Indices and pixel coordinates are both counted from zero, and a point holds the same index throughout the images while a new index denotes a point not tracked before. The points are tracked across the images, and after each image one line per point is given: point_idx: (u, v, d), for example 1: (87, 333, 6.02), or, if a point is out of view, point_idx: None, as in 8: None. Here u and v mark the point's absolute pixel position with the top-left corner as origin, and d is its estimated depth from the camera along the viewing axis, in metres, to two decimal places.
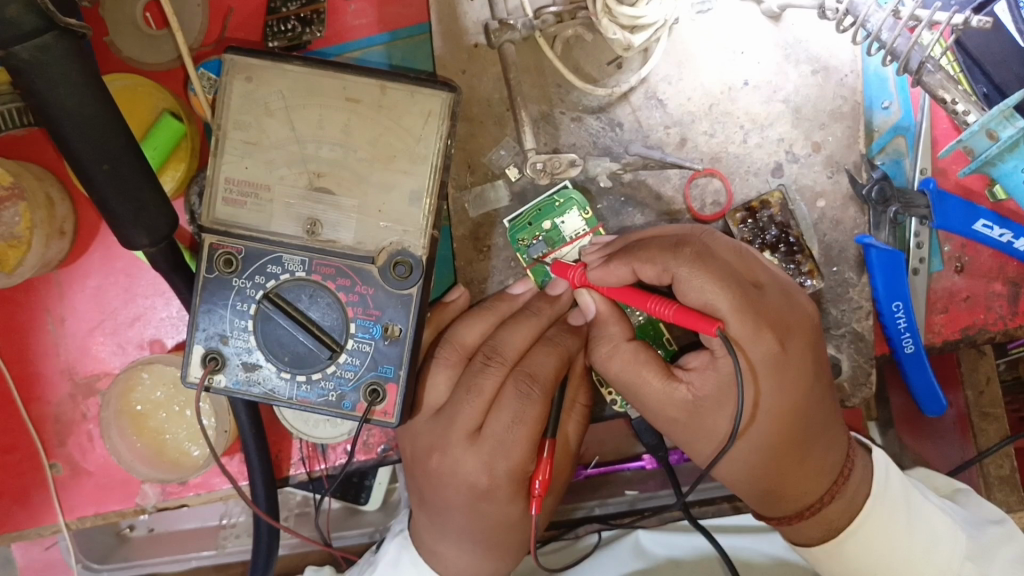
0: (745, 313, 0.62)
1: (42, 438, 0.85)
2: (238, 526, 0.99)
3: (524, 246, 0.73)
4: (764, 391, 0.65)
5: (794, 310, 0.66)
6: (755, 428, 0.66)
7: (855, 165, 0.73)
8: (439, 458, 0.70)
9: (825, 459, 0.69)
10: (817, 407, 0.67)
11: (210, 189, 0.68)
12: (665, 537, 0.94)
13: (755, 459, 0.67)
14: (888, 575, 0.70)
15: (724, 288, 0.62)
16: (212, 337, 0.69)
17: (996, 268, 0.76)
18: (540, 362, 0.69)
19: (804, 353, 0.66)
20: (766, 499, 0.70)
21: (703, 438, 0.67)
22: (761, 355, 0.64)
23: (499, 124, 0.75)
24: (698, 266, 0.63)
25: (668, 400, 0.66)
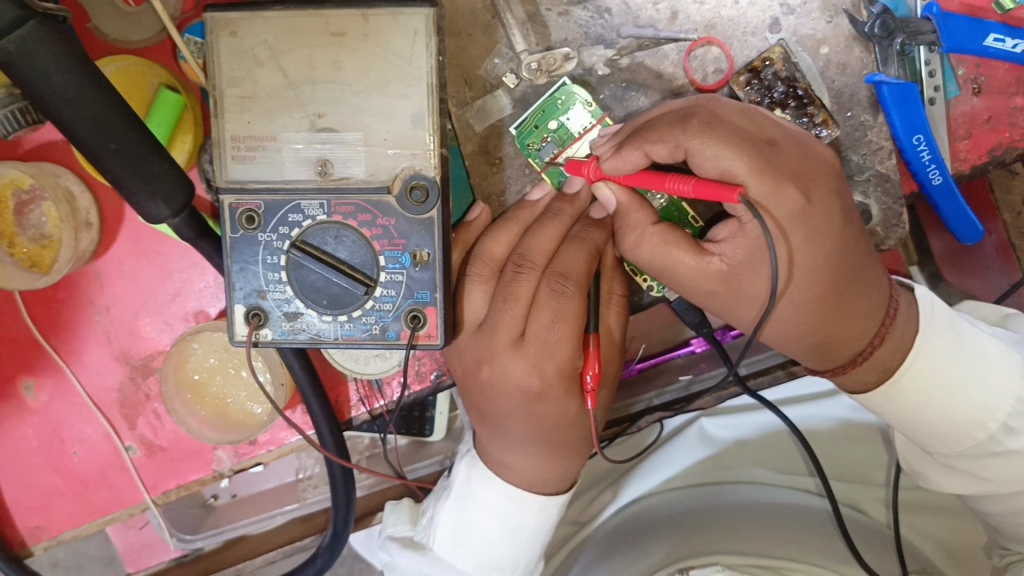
0: (762, 171, 0.62)
1: (114, 423, 0.89)
2: (314, 477, 1.03)
3: (535, 150, 0.73)
4: (797, 246, 0.65)
5: (812, 159, 0.65)
6: (795, 286, 0.66)
7: (853, 4, 0.72)
8: (489, 369, 0.72)
9: (869, 303, 0.68)
10: (854, 252, 0.67)
11: (218, 150, 0.69)
12: (729, 420, 0.97)
13: (803, 315, 0.68)
14: (949, 405, 0.70)
15: (739, 152, 0.62)
16: (251, 295, 0.71)
17: (1013, 82, 0.74)
18: (571, 258, 0.69)
19: (829, 199, 0.65)
20: (819, 352, 0.70)
21: (741, 303, 0.68)
22: (787, 211, 0.64)
23: (488, 32, 0.73)
24: (710, 135, 0.62)
25: (702, 275, 0.67)
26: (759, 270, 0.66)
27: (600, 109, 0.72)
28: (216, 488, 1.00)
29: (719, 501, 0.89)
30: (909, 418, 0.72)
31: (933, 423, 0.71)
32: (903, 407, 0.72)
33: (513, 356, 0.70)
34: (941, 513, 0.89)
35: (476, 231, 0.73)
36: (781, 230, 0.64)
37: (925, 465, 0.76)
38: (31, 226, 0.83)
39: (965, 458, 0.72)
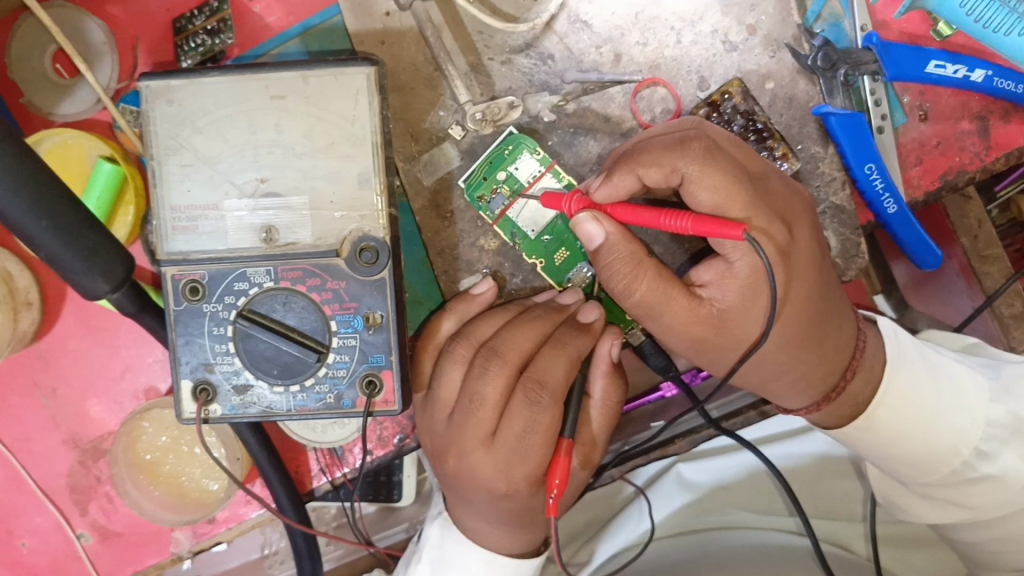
0: (757, 206, 0.62)
1: (64, 510, 0.84)
2: (281, 552, 0.96)
3: (485, 203, 0.72)
4: (795, 277, 0.64)
5: (796, 196, 0.66)
6: (781, 321, 0.65)
7: (794, 38, 0.71)
8: (455, 462, 0.69)
9: (840, 335, 0.68)
10: (822, 284, 0.66)
11: (157, 222, 0.67)
12: (707, 466, 0.94)
13: (778, 353, 0.66)
14: (922, 435, 0.69)
15: (735, 184, 0.61)
16: (197, 368, 0.68)
17: (959, 106, 0.73)
18: (549, 367, 0.67)
19: (803, 238, 0.65)
20: (795, 388, 0.69)
21: (715, 348, 0.66)
22: (780, 242, 0.63)
23: (431, 86, 0.73)
24: (709, 164, 0.61)
25: (694, 319, 0.64)
26: (726, 303, 0.64)
27: (548, 156, 0.71)
28: None
29: (702, 551, 0.87)
30: (883, 450, 0.70)
31: (909, 453, 0.69)
32: (876, 437, 0.70)
33: (484, 454, 0.67)
34: (926, 546, 0.87)
35: (482, 305, 0.72)
36: (743, 261, 0.63)
37: (900, 496, 0.74)
38: None
39: (942, 486, 0.70)
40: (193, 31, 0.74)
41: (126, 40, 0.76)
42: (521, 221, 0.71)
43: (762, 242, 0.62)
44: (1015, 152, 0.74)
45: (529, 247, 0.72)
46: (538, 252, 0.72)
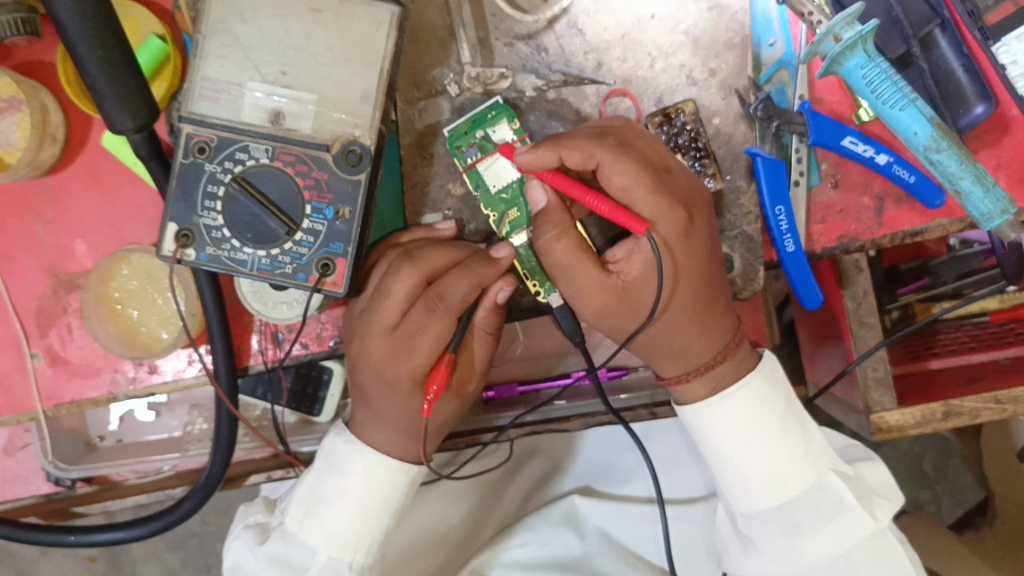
0: (659, 190, 0.74)
1: (26, 329, 0.94)
2: (198, 431, 1.10)
3: (461, 152, 0.84)
4: (685, 259, 0.77)
5: (698, 191, 0.78)
6: (675, 296, 0.79)
7: (744, 88, 0.85)
8: (373, 352, 0.82)
9: (716, 327, 0.81)
10: (710, 274, 0.79)
11: (188, 86, 0.79)
12: (599, 506, 1.08)
13: (667, 321, 0.80)
14: (770, 472, 0.81)
15: (641, 172, 0.74)
16: (184, 216, 0.79)
17: (864, 183, 0.87)
18: (450, 285, 0.79)
19: (697, 239, 0.77)
20: (671, 355, 0.82)
21: (626, 312, 0.79)
22: (674, 228, 0.76)
23: (443, 47, 0.86)
24: (620, 154, 0.74)
25: (602, 286, 0.77)
26: (630, 275, 0.78)
27: (524, 130, 0.84)
28: (104, 429, 1.12)
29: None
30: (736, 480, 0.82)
31: (754, 490, 0.81)
32: (720, 459, 0.82)
33: (381, 340, 0.81)
34: None
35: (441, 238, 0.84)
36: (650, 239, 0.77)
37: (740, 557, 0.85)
38: None
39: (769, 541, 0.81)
40: None
41: None
42: (485, 174, 0.84)
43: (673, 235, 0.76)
44: (900, 234, 0.88)
45: (486, 199, 0.84)
46: (493, 204, 0.85)
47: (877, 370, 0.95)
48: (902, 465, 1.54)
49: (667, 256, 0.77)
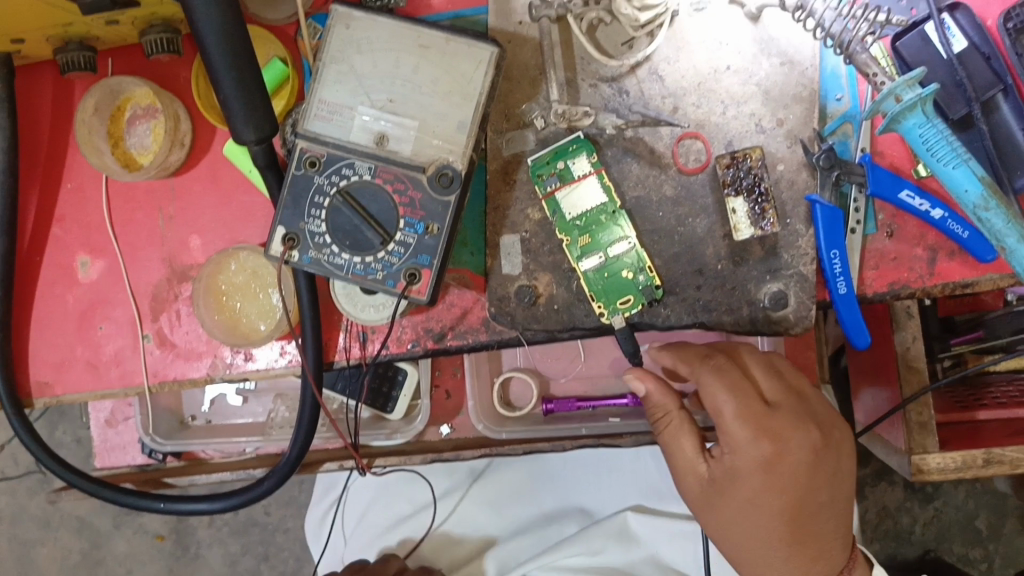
0: (744, 417, 0.82)
1: (142, 311, 1.05)
2: (280, 419, 1.19)
3: (542, 180, 0.93)
4: (755, 480, 0.82)
5: (803, 406, 0.85)
6: (792, 517, 0.83)
7: (809, 139, 0.92)
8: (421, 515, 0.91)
9: (753, 551, 0.85)
10: (798, 469, 0.82)
11: (306, 107, 0.89)
12: (649, 522, 1.23)
13: (760, 506, 0.83)
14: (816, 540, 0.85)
15: (737, 393, 0.83)
16: (292, 222, 0.89)
17: (918, 235, 0.92)
18: None
19: (755, 466, 0.82)
20: (788, 539, 0.84)
21: (816, 543, 0.86)
22: (749, 459, 0.82)
23: (533, 85, 0.95)
24: (719, 373, 0.84)
25: (752, 456, 0.82)
26: (819, 506, 0.84)
27: (601, 165, 0.92)
28: (197, 409, 1.22)
29: None
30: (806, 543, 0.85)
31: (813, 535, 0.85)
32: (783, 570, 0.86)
33: None
34: None
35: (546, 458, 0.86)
36: (775, 415, 0.83)
37: None
38: (136, 135, 1.02)
39: None
40: None
41: None
42: (562, 202, 0.92)
43: (778, 453, 0.82)
44: (951, 284, 0.92)
45: (561, 226, 0.93)
46: (566, 230, 0.92)
47: (921, 414, 0.99)
48: (954, 523, 1.54)
49: (745, 485, 0.83)
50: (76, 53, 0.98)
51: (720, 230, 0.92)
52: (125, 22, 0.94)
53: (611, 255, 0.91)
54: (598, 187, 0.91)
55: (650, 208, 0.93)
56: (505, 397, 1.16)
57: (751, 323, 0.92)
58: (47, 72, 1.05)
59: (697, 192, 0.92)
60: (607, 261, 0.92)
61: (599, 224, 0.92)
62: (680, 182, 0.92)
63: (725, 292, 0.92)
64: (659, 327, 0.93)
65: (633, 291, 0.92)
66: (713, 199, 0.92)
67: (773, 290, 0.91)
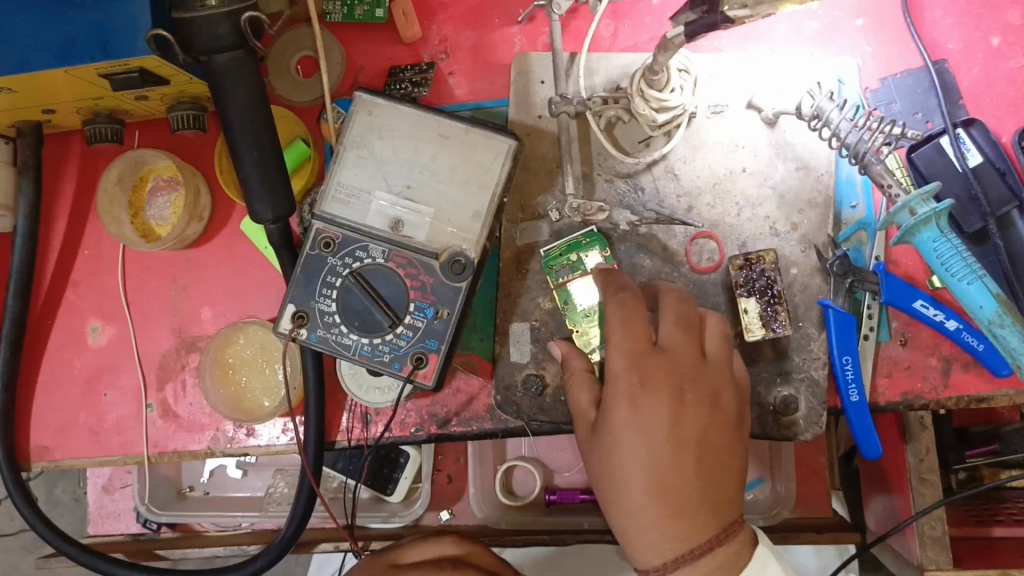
0: (628, 355, 0.76)
1: (148, 379, 1.05)
2: (278, 495, 1.17)
3: (554, 271, 0.92)
4: (624, 425, 0.74)
5: (695, 357, 0.78)
6: (640, 469, 0.73)
7: (823, 244, 0.91)
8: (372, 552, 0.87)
9: (629, 512, 0.74)
10: (666, 424, 0.74)
11: (324, 189, 0.90)
12: None
13: (638, 466, 0.73)
14: (676, 509, 0.73)
15: (631, 314, 0.78)
16: (302, 301, 0.89)
17: (932, 345, 0.91)
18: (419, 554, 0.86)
19: (622, 396, 0.75)
20: (647, 499, 0.73)
21: (675, 511, 0.73)
22: (619, 394, 0.75)
23: (550, 177, 0.96)
24: (630, 297, 0.79)
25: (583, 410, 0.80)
26: (663, 466, 0.73)
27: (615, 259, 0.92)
28: (196, 480, 1.21)
29: None
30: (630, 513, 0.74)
31: (647, 507, 0.73)
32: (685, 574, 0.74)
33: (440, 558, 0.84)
34: None
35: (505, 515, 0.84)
36: (659, 371, 0.76)
37: None
38: (156, 207, 1.04)
39: None
40: (402, 79, 1.00)
41: (354, 67, 1.02)
42: (573, 295, 0.92)
43: (661, 402, 0.74)
44: (967, 397, 0.91)
45: (571, 317, 0.92)
46: (575, 322, 0.91)
47: (934, 529, 0.96)
48: None
49: (622, 436, 0.74)
50: (104, 125, 1.00)
51: (731, 329, 0.91)
52: (154, 97, 0.96)
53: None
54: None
55: None
56: (507, 485, 1.13)
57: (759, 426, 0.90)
58: (76, 141, 1.07)
59: (709, 291, 0.92)
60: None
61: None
62: (692, 281, 0.92)
63: None
64: None
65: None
66: (725, 299, 0.92)
67: (783, 394, 0.90)
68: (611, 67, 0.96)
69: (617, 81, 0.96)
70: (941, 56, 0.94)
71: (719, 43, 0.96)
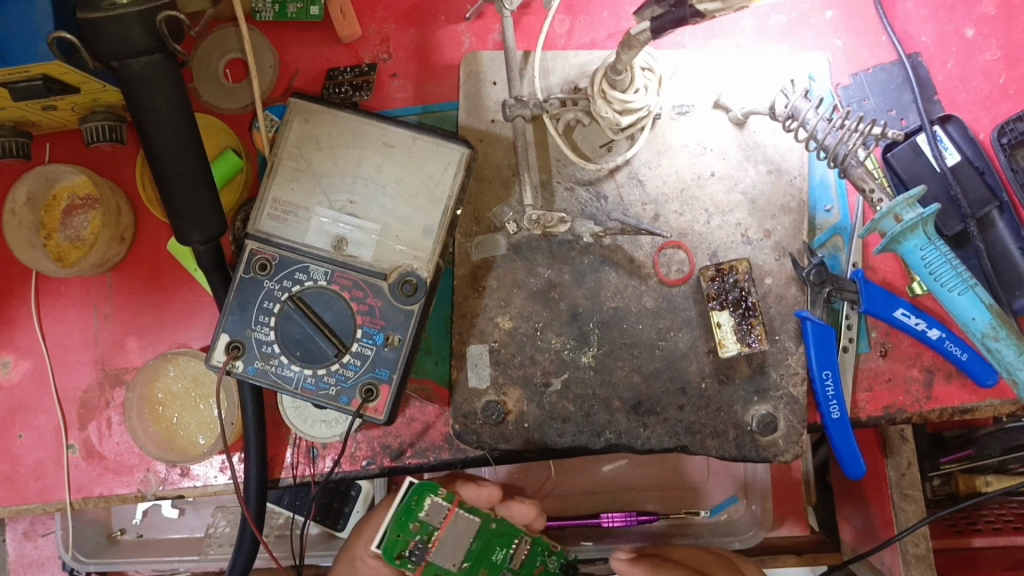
0: None
1: (67, 418, 0.95)
2: (221, 536, 1.09)
3: (405, 556, 0.82)
4: None
5: None
6: None
7: (798, 251, 0.86)
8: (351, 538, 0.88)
9: None
10: None
11: (259, 205, 0.82)
12: None
13: None
14: None
15: None
16: (237, 329, 0.80)
17: (914, 355, 0.87)
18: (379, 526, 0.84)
19: None
20: None
21: None
22: None
23: (505, 186, 0.89)
24: None
25: None
26: None
27: (453, 492, 0.82)
28: (127, 522, 1.11)
29: None
30: None
31: None
32: None
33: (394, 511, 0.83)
34: None
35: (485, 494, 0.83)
36: None
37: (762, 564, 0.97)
38: (71, 228, 0.94)
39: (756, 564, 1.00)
40: (341, 82, 0.93)
41: (289, 71, 0.94)
42: (440, 560, 0.83)
43: None
44: (950, 409, 0.86)
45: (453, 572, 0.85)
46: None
47: (919, 547, 0.92)
48: None
49: None
50: (8, 139, 0.90)
51: (704, 345, 0.85)
52: (63, 107, 0.87)
53: (518, 566, 0.89)
54: (465, 517, 0.82)
55: (628, 319, 0.86)
56: None
57: (737, 448, 0.84)
58: None
59: (679, 305, 0.86)
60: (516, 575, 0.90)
61: (490, 547, 0.86)
62: (661, 294, 0.86)
63: (710, 414, 0.84)
64: (637, 450, 0.85)
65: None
66: (696, 313, 0.86)
67: (761, 413, 0.84)
68: (568, 66, 0.89)
69: (575, 82, 0.89)
70: (914, 49, 0.89)
71: (681, 40, 0.91)
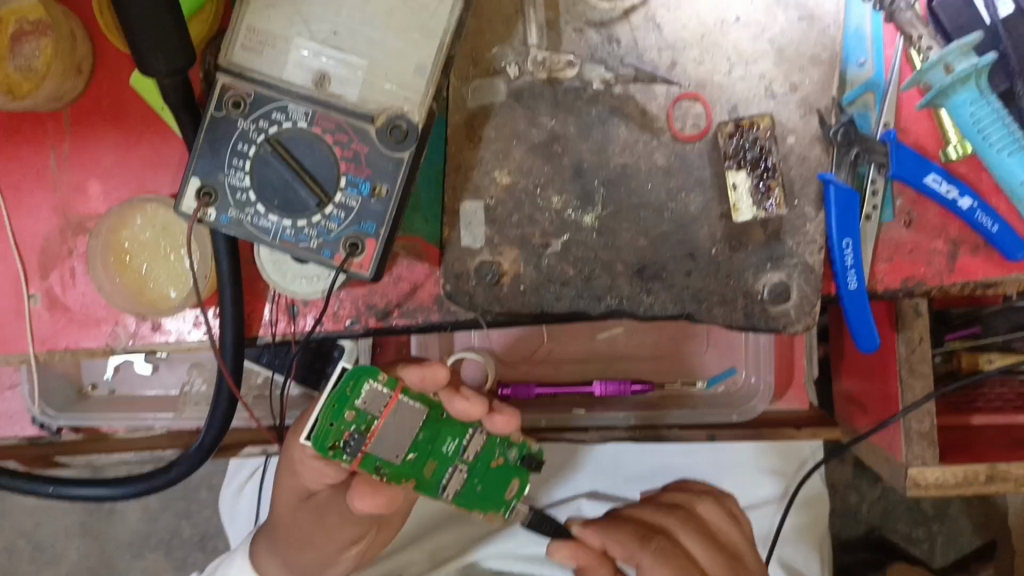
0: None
1: (26, 264, 0.88)
2: (194, 394, 1.05)
3: (339, 447, 0.77)
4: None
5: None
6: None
7: (826, 108, 0.79)
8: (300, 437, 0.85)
9: None
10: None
11: (230, 34, 0.72)
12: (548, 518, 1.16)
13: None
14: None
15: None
16: (209, 173, 0.72)
17: (940, 225, 0.81)
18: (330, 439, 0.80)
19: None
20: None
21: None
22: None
23: (507, 25, 0.80)
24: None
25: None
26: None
27: (395, 378, 0.76)
28: (98, 378, 1.06)
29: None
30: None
31: None
32: None
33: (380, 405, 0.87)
34: None
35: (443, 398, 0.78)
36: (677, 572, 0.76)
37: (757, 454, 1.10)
38: (20, 55, 0.81)
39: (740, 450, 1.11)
40: None
41: None
42: (380, 450, 0.78)
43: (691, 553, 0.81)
44: (972, 283, 0.82)
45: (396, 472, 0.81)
46: (405, 474, 0.81)
47: (922, 424, 0.89)
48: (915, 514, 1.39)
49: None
50: None
51: (717, 208, 0.78)
52: None
53: (472, 459, 0.84)
54: (409, 404, 0.77)
55: (637, 178, 0.79)
56: None
57: (746, 318, 0.79)
58: None
59: (692, 164, 0.79)
60: (471, 467, 0.84)
61: (438, 438, 0.81)
62: (673, 151, 0.79)
63: (718, 281, 0.78)
64: (640, 318, 0.79)
65: (516, 471, 0.87)
66: (711, 173, 0.79)
67: (774, 281, 0.78)
68: None
69: None
70: None
71: None
